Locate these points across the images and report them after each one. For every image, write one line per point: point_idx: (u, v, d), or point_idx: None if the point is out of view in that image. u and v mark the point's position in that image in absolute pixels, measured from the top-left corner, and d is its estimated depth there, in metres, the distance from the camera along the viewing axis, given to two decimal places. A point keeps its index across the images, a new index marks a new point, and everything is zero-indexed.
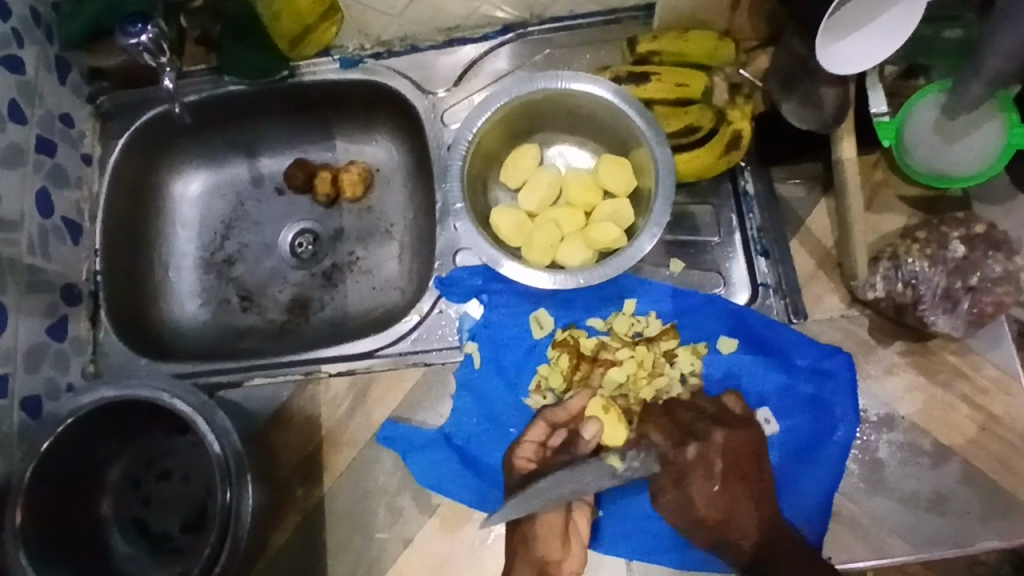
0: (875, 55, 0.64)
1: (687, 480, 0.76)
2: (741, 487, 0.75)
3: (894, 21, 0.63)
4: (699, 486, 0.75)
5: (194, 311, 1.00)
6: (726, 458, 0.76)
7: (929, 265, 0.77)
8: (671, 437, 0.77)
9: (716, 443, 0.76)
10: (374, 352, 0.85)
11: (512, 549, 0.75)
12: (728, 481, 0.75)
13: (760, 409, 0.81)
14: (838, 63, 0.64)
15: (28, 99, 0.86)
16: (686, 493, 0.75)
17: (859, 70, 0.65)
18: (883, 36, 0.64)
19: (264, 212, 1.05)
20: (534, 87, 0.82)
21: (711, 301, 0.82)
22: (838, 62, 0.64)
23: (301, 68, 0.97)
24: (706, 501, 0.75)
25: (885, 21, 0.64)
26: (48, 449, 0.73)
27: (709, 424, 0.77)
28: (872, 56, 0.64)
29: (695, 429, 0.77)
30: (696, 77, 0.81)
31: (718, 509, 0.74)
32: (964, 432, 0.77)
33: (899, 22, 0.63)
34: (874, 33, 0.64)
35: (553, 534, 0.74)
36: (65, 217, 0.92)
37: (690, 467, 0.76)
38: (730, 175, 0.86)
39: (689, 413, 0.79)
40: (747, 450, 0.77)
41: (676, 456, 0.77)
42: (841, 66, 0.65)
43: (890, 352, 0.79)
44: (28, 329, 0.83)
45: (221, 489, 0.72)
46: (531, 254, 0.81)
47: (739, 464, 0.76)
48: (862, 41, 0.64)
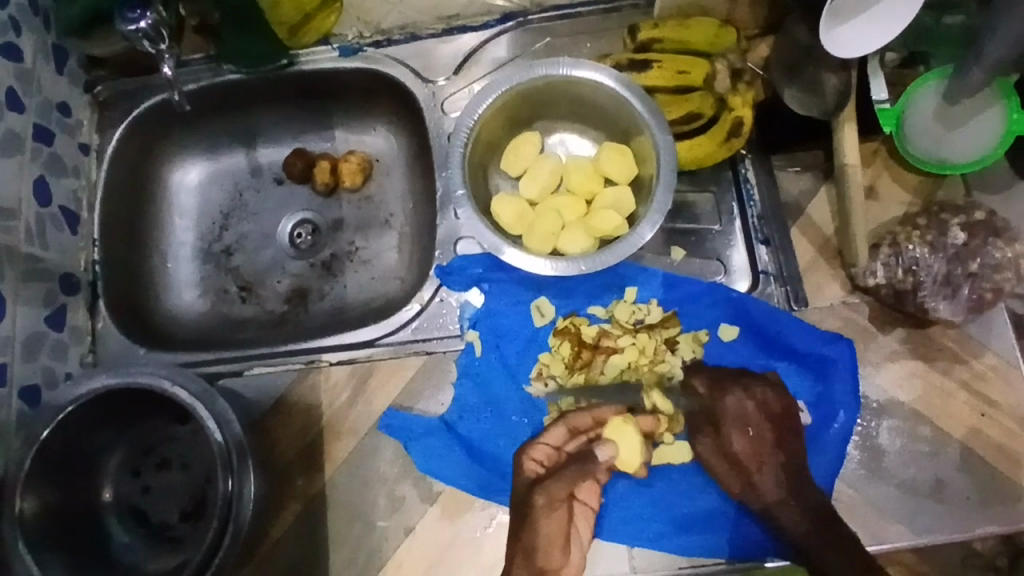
0: (877, 39, 0.64)
1: (722, 425, 0.80)
2: (774, 438, 0.78)
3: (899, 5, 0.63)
4: (734, 433, 0.79)
5: (193, 301, 1.00)
6: (763, 413, 0.79)
7: (929, 252, 0.77)
8: (709, 390, 0.81)
9: (755, 396, 0.80)
10: (374, 342, 0.84)
11: (511, 556, 0.76)
12: (762, 430, 0.79)
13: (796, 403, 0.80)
14: (838, 46, 0.64)
15: (25, 86, 0.86)
16: (723, 439, 0.79)
17: (841, 53, 0.65)
18: (872, 25, 0.64)
19: (263, 201, 1.04)
20: (535, 74, 0.82)
21: (712, 289, 0.82)
22: (837, 45, 0.64)
23: (300, 57, 0.97)
24: (740, 447, 0.79)
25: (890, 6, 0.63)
26: (48, 437, 0.73)
27: (751, 376, 0.81)
28: (872, 40, 0.64)
29: (736, 381, 0.81)
30: (697, 66, 0.81)
31: (749, 455, 0.78)
32: (964, 419, 0.77)
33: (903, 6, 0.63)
34: (865, 22, 0.64)
35: (553, 541, 0.75)
36: (63, 207, 0.91)
37: (727, 416, 0.80)
38: (731, 163, 0.86)
39: (731, 369, 0.82)
40: (783, 410, 0.79)
41: (714, 404, 0.81)
42: (842, 50, 0.65)
43: (890, 339, 0.80)
44: (26, 318, 0.82)
45: (222, 478, 0.72)
46: (532, 242, 0.81)
47: (774, 419, 0.79)
48: (865, 27, 0.64)
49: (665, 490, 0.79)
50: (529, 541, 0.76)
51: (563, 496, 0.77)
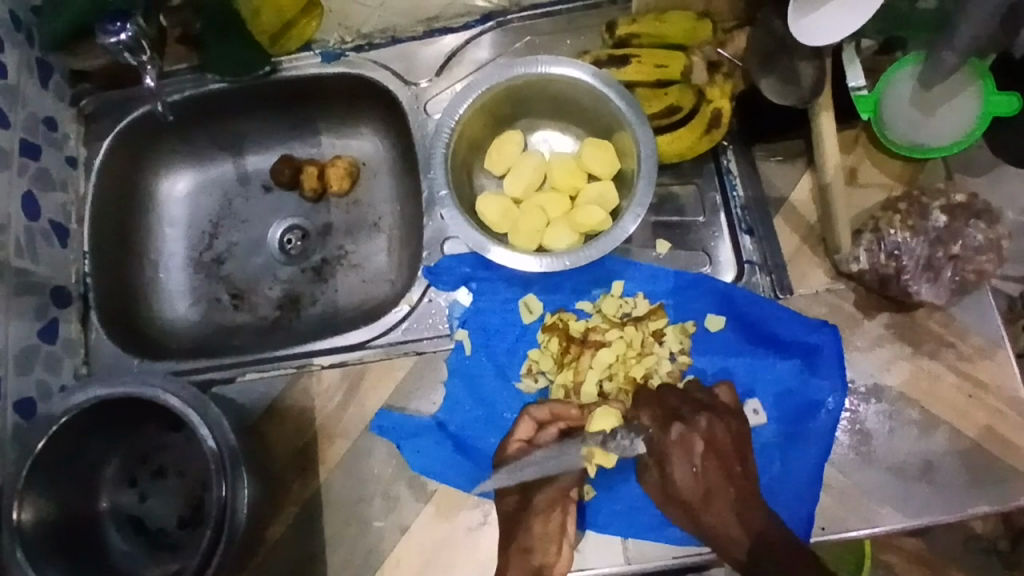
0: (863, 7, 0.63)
1: (665, 458, 0.71)
2: (723, 472, 0.69)
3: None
4: (681, 468, 0.69)
5: (185, 311, 1.01)
6: (709, 442, 0.70)
7: (911, 236, 0.77)
8: (656, 420, 0.74)
9: (700, 428, 0.71)
10: (366, 343, 0.86)
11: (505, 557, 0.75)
12: (710, 470, 0.68)
13: (749, 401, 0.81)
14: (825, 33, 0.65)
15: (10, 102, 0.87)
16: (667, 473, 0.71)
17: (817, 43, 0.66)
18: (846, 17, 0.64)
19: (252, 209, 1.05)
20: (515, 73, 0.83)
21: (699, 280, 0.83)
22: (823, 34, 0.65)
23: (283, 64, 0.97)
24: (688, 484, 0.69)
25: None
26: (42, 449, 0.73)
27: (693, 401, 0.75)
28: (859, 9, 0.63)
29: (680, 412, 0.73)
30: (674, 58, 0.81)
31: (699, 498, 0.68)
32: (952, 401, 0.78)
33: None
34: (840, 14, 0.64)
35: (547, 539, 0.74)
36: (53, 220, 0.92)
37: (670, 449, 0.71)
38: (713, 155, 0.86)
39: (678, 399, 0.75)
40: (734, 443, 0.71)
41: (658, 438, 0.72)
42: (837, 34, 0.65)
43: (876, 325, 0.80)
44: (19, 332, 0.83)
45: (216, 485, 0.72)
46: (518, 239, 0.82)
47: (722, 452, 0.70)
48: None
49: None
50: (516, 538, 0.75)
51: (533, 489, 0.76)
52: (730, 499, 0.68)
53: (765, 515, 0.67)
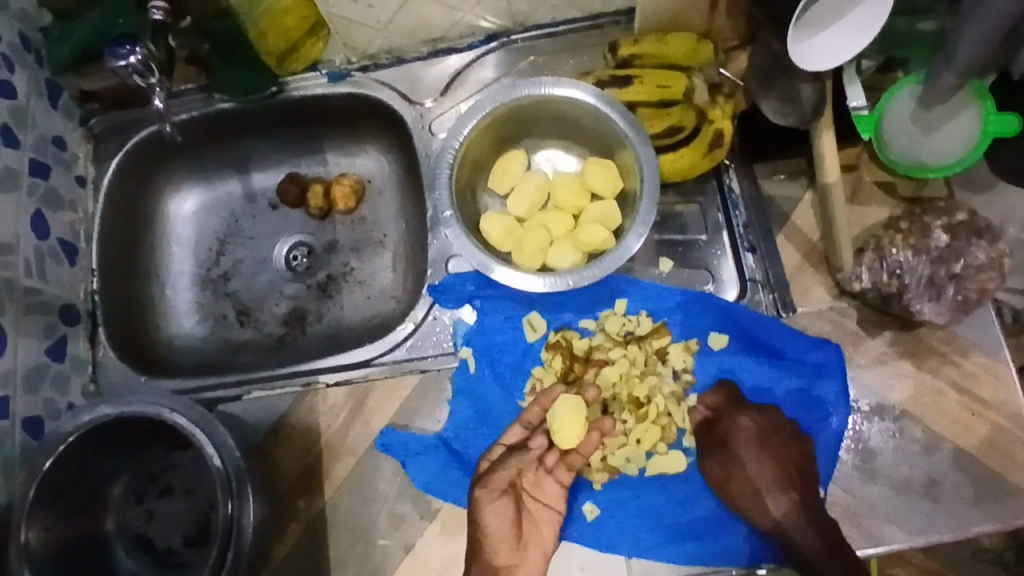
0: (867, 29, 0.64)
1: (734, 444, 0.77)
2: (784, 458, 0.76)
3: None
4: (747, 449, 0.77)
5: (191, 328, 1.02)
6: (775, 431, 0.77)
7: (913, 255, 0.78)
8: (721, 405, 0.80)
9: (765, 416, 0.78)
10: (370, 361, 0.86)
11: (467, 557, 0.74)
12: (777, 453, 0.76)
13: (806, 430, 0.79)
14: (830, 57, 0.65)
15: (20, 123, 0.88)
16: (731, 454, 0.77)
17: (812, 67, 0.66)
18: (838, 46, 0.65)
19: (259, 227, 1.06)
20: (518, 94, 0.83)
21: (702, 298, 0.83)
22: (828, 57, 0.66)
23: (290, 83, 0.99)
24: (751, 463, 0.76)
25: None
26: (50, 469, 0.74)
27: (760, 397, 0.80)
28: (864, 32, 0.64)
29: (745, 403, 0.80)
30: (677, 78, 0.82)
31: (764, 476, 0.76)
32: (955, 418, 0.78)
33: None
34: (831, 42, 0.65)
35: (502, 535, 0.74)
36: (62, 239, 0.93)
37: (736, 431, 0.78)
38: (715, 174, 0.87)
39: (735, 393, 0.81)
40: (789, 432, 0.77)
41: (724, 421, 0.79)
42: (843, 57, 0.65)
43: (879, 342, 0.80)
44: (27, 351, 0.84)
45: (222, 502, 0.73)
46: (521, 258, 0.82)
47: (783, 441, 0.77)
48: (853, 21, 0.64)
49: (662, 499, 0.80)
50: (476, 537, 0.74)
51: (506, 486, 0.76)
52: (790, 479, 0.75)
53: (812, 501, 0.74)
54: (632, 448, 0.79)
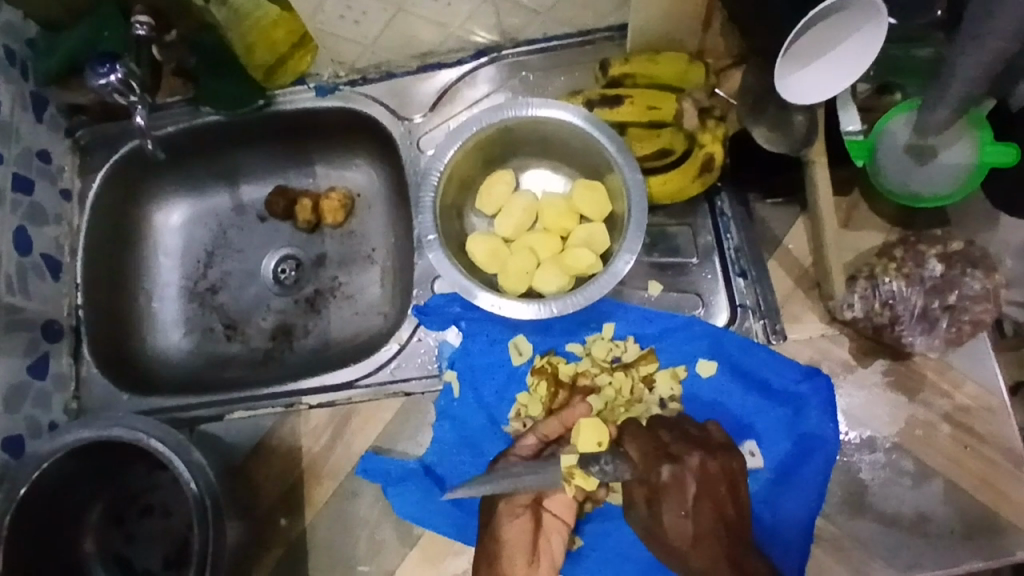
0: (858, 63, 0.63)
1: (662, 502, 0.70)
2: (715, 511, 0.69)
3: (852, 23, 0.61)
4: (671, 509, 0.69)
5: (177, 341, 1.01)
6: (701, 482, 0.70)
7: (906, 285, 0.77)
8: (643, 455, 0.73)
9: (691, 466, 0.71)
10: (353, 383, 0.84)
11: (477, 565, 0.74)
12: (703, 511, 0.69)
13: (745, 443, 0.80)
14: (815, 93, 0.64)
15: (3, 138, 0.87)
16: (656, 512, 0.70)
17: (796, 100, 0.64)
18: (820, 82, 0.64)
19: (246, 239, 1.05)
20: (505, 116, 0.81)
21: (690, 324, 0.82)
22: (818, 92, 0.64)
23: (278, 97, 0.97)
24: (676, 524, 0.69)
25: (846, 28, 0.62)
26: (27, 491, 0.74)
27: (686, 445, 0.73)
28: (855, 66, 0.63)
29: (670, 449, 0.72)
30: (667, 100, 0.80)
31: (686, 538, 0.69)
32: (946, 452, 0.76)
33: (867, 18, 0.61)
34: (813, 77, 0.64)
35: (519, 548, 0.73)
36: (45, 254, 0.92)
37: (665, 488, 0.70)
38: (707, 196, 0.85)
39: (671, 435, 0.74)
40: (724, 474, 0.72)
41: (649, 475, 0.71)
42: (833, 92, 0.64)
43: (871, 372, 0.79)
44: (8, 369, 0.84)
45: (198, 529, 0.72)
46: (506, 282, 0.81)
47: (714, 489, 0.70)
48: (841, 56, 0.63)
49: None
50: (494, 549, 0.73)
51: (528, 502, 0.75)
52: (721, 536, 0.68)
53: (750, 551, 0.69)
54: None
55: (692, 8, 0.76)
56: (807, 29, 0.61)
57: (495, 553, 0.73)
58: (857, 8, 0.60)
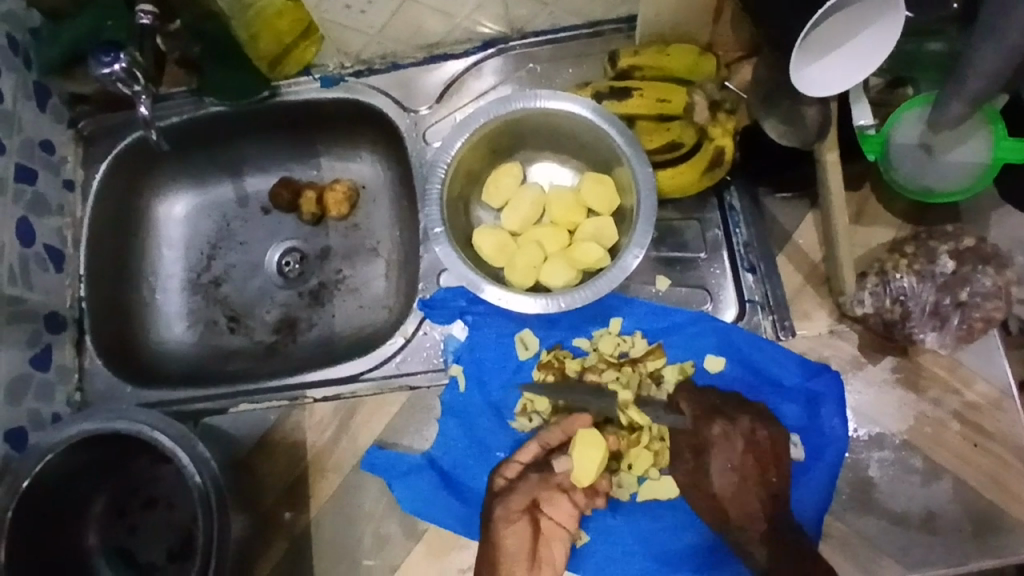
0: (874, 55, 0.62)
1: (709, 454, 0.77)
2: (757, 470, 0.76)
3: (868, 16, 0.61)
4: (717, 462, 0.77)
5: (181, 333, 1.00)
6: (748, 442, 0.77)
7: (917, 281, 0.76)
8: (698, 413, 0.78)
9: (743, 428, 0.77)
10: (360, 376, 0.84)
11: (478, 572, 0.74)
12: (745, 467, 0.76)
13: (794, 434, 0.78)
14: (825, 85, 0.63)
15: (6, 127, 0.87)
16: (702, 465, 0.77)
17: (806, 88, 0.63)
18: (832, 73, 0.63)
19: (250, 231, 1.04)
20: (513, 107, 0.81)
21: (698, 319, 0.81)
22: (830, 84, 0.63)
23: (283, 88, 0.96)
24: (719, 478, 0.77)
25: (861, 22, 0.62)
26: (30, 483, 0.73)
27: (739, 409, 0.78)
28: (871, 58, 0.62)
29: (723, 409, 0.78)
30: (676, 93, 0.80)
31: (727, 490, 0.76)
32: (956, 450, 0.76)
33: (882, 14, 0.61)
34: (825, 68, 0.63)
35: (520, 555, 0.74)
36: (48, 245, 0.92)
37: (712, 442, 0.77)
38: (716, 190, 0.85)
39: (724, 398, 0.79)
40: (773, 450, 0.76)
41: (701, 429, 0.78)
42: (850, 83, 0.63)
43: (880, 369, 0.78)
44: (11, 361, 0.83)
45: (203, 522, 0.72)
46: (513, 275, 0.81)
47: (760, 453, 0.76)
48: (858, 49, 0.62)
49: (651, 527, 0.78)
50: (493, 554, 0.74)
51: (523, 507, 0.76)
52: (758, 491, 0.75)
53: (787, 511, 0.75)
54: (624, 473, 0.78)
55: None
56: (827, 15, 0.61)
57: (493, 560, 0.74)
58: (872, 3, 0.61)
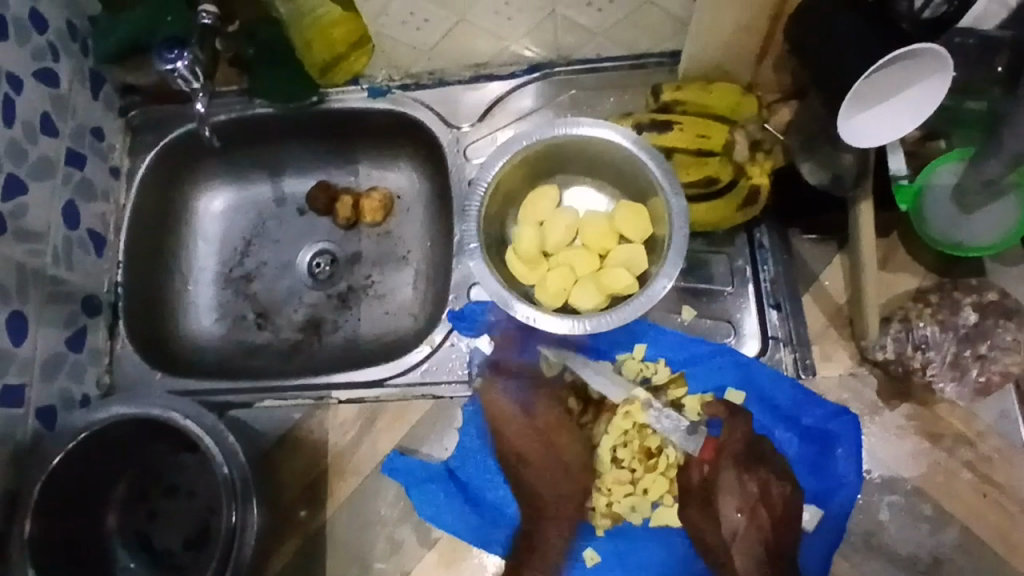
0: (922, 111, 0.65)
1: (717, 496, 0.79)
2: (763, 517, 0.78)
3: (922, 71, 0.64)
4: (727, 501, 0.79)
5: (210, 325, 1.02)
6: (764, 493, 0.79)
7: (940, 331, 0.81)
8: (733, 459, 0.80)
9: (762, 480, 0.79)
10: (384, 381, 0.85)
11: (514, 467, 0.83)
12: (750, 512, 0.78)
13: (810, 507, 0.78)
14: (870, 135, 0.67)
15: (60, 112, 0.90)
16: (711, 509, 0.79)
17: (854, 142, 0.67)
18: (880, 125, 0.67)
19: (284, 231, 1.06)
20: (556, 132, 0.83)
21: (721, 352, 0.82)
22: (876, 135, 0.67)
23: (330, 95, 0.98)
24: (727, 517, 0.79)
25: (914, 75, 0.65)
26: (60, 462, 0.76)
27: (761, 462, 0.80)
28: (918, 114, 0.66)
29: (751, 461, 0.80)
30: (718, 130, 0.81)
31: (729, 527, 0.78)
32: (965, 499, 0.77)
33: (937, 68, 0.63)
34: (875, 116, 0.67)
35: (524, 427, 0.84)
36: (91, 229, 0.94)
37: (727, 487, 0.79)
38: (746, 227, 0.86)
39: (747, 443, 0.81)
40: (783, 504, 0.78)
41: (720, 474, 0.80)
42: (894, 136, 0.67)
43: (896, 415, 0.79)
44: (47, 339, 0.85)
45: (226, 512, 0.74)
46: (544, 295, 0.82)
47: (772, 506, 0.78)
48: (905, 102, 0.66)
49: (662, 554, 0.79)
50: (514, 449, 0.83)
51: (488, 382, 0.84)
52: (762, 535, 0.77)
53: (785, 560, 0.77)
54: (639, 498, 0.80)
55: (752, 37, 0.79)
56: (879, 71, 0.64)
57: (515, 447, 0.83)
58: (926, 61, 0.63)
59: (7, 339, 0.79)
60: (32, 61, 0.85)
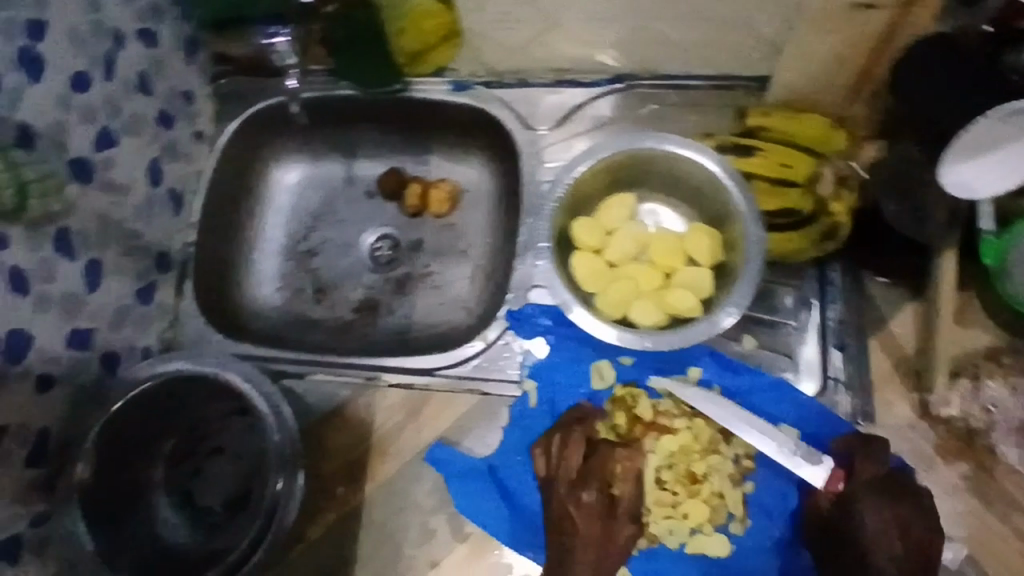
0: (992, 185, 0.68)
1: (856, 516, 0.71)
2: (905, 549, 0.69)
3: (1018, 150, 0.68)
4: (867, 524, 0.70)
5: (270, 295, 1.05)
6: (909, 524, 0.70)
7: (1010, 394, 0.77)
8: (869, 484, 0.72)
9: (909, 508, 0.70)
10: (434, 370, 0.86)
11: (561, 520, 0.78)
12: (891, 538, 0.69)
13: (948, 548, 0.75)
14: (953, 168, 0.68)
15: (156, 72, 0.93)
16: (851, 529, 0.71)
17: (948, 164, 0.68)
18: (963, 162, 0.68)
19: (352, 211, 1.08)
20: (640, 145, 0.82)
21: (777, 385, 0.81)
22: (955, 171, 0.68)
23: (414, 84, 1.00)
24: (869, 542, 0.70)
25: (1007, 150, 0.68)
26: (118, 409, 0.79)
27: (895, 488, 0.71)
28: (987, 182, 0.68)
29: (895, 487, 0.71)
30: (803, 161, 0.82)
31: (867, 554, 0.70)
32: (1014, 568, 0.74)
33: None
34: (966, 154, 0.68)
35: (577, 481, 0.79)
36: (172, 189, 0.97)
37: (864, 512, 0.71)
38: (817, 263, 0.85)
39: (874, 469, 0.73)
40: (925, 541, 0.69)
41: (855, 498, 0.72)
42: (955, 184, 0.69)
43: (951, 472, 0.77)
44: (119, 290, 0.88)
45: (273, 479, 0.76)
46: (604, 304, 0.82)
47: (914, 539, 0.69)
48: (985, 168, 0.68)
49: None
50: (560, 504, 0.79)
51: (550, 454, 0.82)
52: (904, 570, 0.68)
53: None
54: (678, 521, 0.79)
55: (850, 69, 0.77)
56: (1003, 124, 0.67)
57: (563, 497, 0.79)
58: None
59: (82, 285, 0.82)
60: (135, 20, 0.88)
